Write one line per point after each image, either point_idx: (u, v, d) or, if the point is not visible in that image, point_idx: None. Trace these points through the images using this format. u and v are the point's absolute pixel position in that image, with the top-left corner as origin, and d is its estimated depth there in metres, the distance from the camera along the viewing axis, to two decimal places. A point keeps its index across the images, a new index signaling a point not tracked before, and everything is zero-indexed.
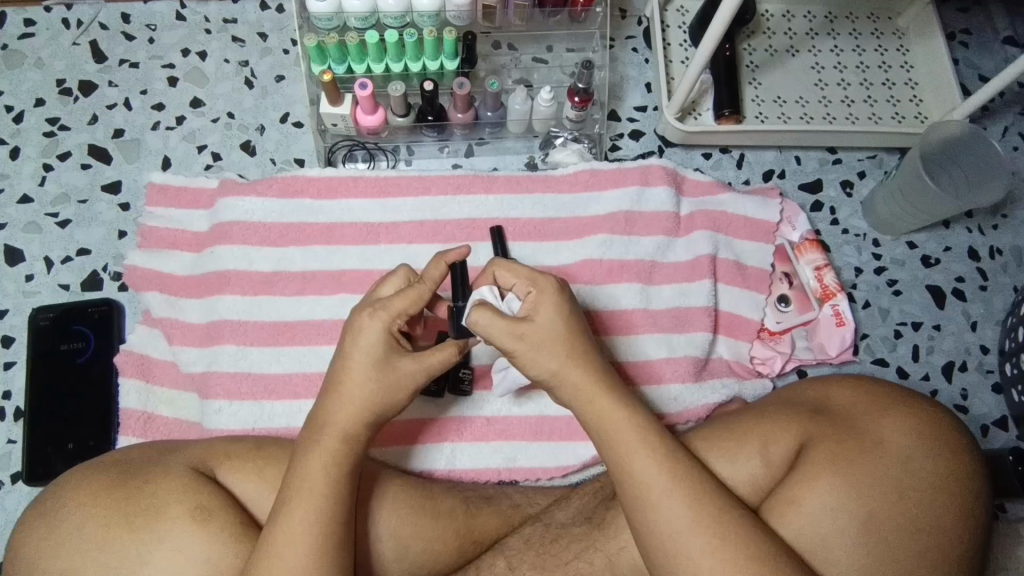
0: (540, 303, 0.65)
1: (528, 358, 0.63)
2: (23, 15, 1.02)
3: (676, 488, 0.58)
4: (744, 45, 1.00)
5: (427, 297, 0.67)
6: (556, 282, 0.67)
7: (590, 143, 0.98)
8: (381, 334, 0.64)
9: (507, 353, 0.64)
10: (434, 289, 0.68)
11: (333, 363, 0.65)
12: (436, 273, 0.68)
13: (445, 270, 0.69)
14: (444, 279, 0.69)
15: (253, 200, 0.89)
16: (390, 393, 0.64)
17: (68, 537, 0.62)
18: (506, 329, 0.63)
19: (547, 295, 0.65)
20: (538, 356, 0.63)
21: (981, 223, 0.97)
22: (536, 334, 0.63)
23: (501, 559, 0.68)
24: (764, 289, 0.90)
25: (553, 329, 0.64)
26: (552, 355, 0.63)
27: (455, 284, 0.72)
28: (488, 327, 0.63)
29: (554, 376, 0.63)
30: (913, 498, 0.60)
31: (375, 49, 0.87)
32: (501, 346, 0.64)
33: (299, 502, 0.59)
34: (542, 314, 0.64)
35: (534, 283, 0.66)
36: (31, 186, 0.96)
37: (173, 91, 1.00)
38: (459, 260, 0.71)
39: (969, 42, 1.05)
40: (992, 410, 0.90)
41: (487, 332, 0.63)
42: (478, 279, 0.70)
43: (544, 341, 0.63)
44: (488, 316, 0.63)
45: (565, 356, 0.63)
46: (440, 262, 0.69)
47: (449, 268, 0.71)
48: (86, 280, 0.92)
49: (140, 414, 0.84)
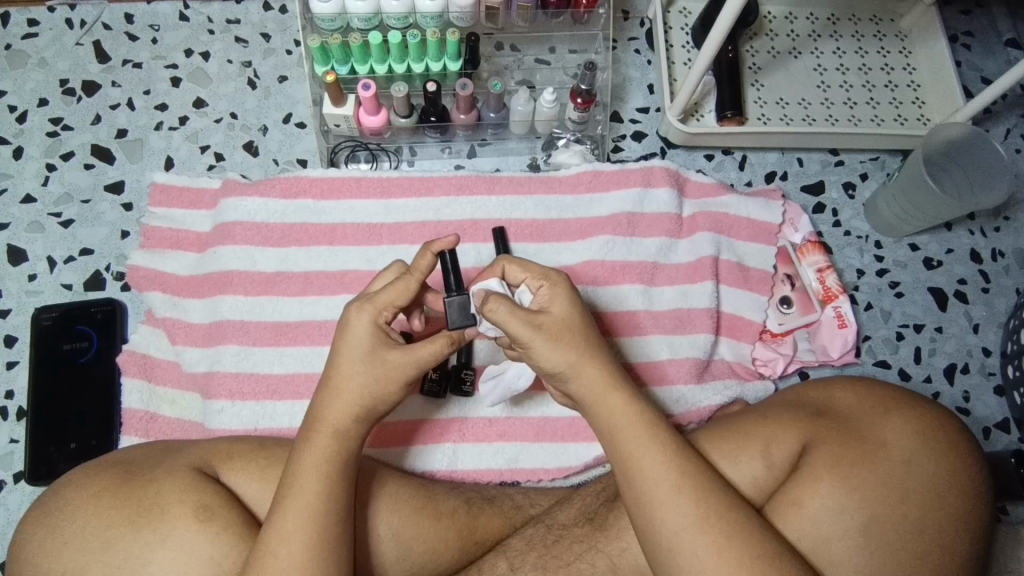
0: (553, 298, 0.66)
1: (543, 350, 0.62)
2: (27, 15, 1.02)
3: (682, 486, 0.58)
4: (747, 47, 1.00)
5: (416, 288, 0.66)
6: (567, 279, 0.68)
7: (592, 144, 0.98)
8: (369, 327, 0.64)
9: (523, 343, 0.63)
10: (422, 280, 0.68)
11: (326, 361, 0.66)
12: (423, 263, 0.68)
13: (433, 260, 0.68)
14: (432, 270, 0.68)
15: (255, 200, 0.89)
16: (384, 386, 0.64)
17: (70, 536, 0.62)
18: (525, 318, 0.62)
19: (559, 290, 0.66)
20: (555, 346, 0.62)
21: (983, 225, 0.97)
22: (553, 325, 0.63)
23: (503, 560, 0.68)
24: (765, 290, 0.90)
25: (568, 323, 0.64)
26: (566, 349, 0.62)
27: (446, 274, 0.70)
28: (507, 316, 0.62)
29: (570, 368, 0.62)
30: (915, 499, 0.60)
31: (378, 50, 0.87)
32: (517, 337, 0.62)
33: (293, 502, 0.59)
34: (555, 306, 0.65)
35: (546, 278, 0.67)
36: (34, 186, 0.96)
37: (176, 91, 1.00)
38: (448, 250, 0.70)
39: (972, 44, 1.05)
40: (994, 412, 0.90)
41: (505, 322, 0.62)
42: (478, 292, 0.67)
43: (562, 332, 0.63)
44: (506, 307, 0.62)
45: (575, 351, 0.63)
46: (427, 252, 0.68)
47: (436, 258, 0.69)
48: (89, 280, 0.92)
49: (143, 414, 0.84)
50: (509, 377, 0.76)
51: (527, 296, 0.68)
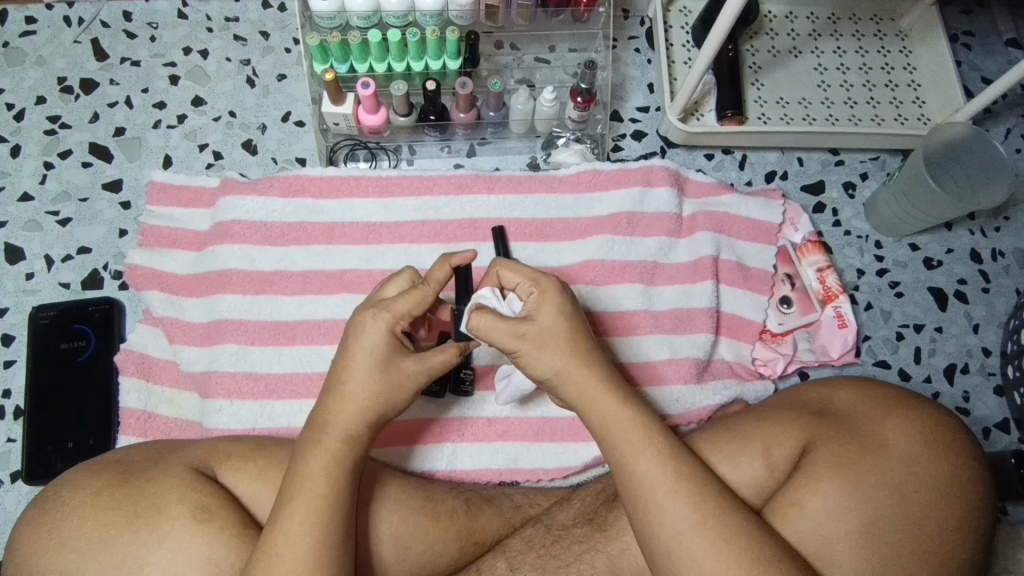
0: (542, 303, 0.65)
1: (532, 357, 0.63)
2: (24, 13, 1.02)
3: (680, 489, 0.58)
4: (747, 45, 1.00)
5: (431, 300, 0.67)
6: (558, 280, 0.68)
7: (592, 143, 0.98)
8: (383, 335, 0.64)
9: (510, 353, 0.64)
10: (438, 291, 0.68)
11: (334, 364, 0.65)
12: (439, 274, 0.68)
13: (450, 272, 0.68)
14: (449, 281, 0.68)
15: (254, 199, 0.89)
16: (391, 393, 0.64)
17: (67, 536, 0.62)
18: (507, 330, 0.63)
19: (550, 294, 0.66)
20: (541, 354, 0.63)
21: (983, 225, 0.97)
22: (538, 334, 0.63)
23: (502, 560, 0.68)
24: (765, 290, 0.90)
25: (555, 328, 0.64)
26: (554, 354, 0.63)
27: (461, 286, 0.75)
28: (490, 329, 0.63)
29: (559, 375, 0.63)
30: (915, 500, 0.60)
31: (377, 48, 0.87)
32: (502, 347, 0.64)
33: (297, 504, 0.58)
34: (543, 313, 0.65)
35: (536, 283, 0.67)
36: (31, 184, 0.96)
37: (174, 89, 1.00)
38: (463, 263, 0.70)
39: (972, 44, 1.05)
40: (994, 413, 0.90)
41: (488, 336, 0.63)
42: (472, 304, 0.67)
43: (551, 338, 0.63)
44: (489, 319, 0.63)
45: (566, 355, 0.63)
46: (445, 264, 0.68)
47: (453, 271, 0.70)
48: (86, 279, 0.92)
49: (140, 413, 0.84)
50: (517, 379, 0.76)
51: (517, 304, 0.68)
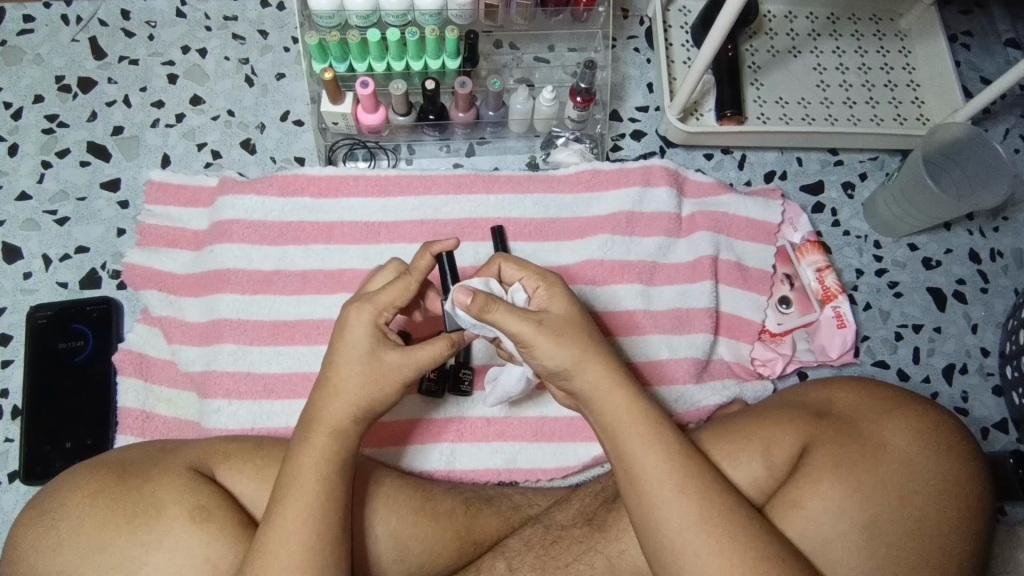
0: (551, 298, 0.66)
1: (546, 347, 0.62)
2: (22, 11, 1.01)
3: (685, 486, 0.58)
4: (746, 45, 1.00)
5: (415, 288, 0.66)
6: (562, 279, 0.68)
7: (591, 143, 0.98)
8: (367, 326, 0.64)
9: (522, 341, 0.62)
10: (421, 280, 0.67)
11: (322, 362, 0.65)
12: (422, 263, 0.67)
13: (432, 261, 0.67)
14: (431, 270, 0.68)
15: (252, 198, 0.89)
16: (375, 386, 0.63)
17: (65, 537, 0.62)
18: (526, 316, 0.62)
19: (557, 289, 0.66)
20: (560, 344, 0.62)
21: (982, 225, 0.97)
22: (554, 322, 0.63)
23: (502, 560, 0.68)
24: (764, 290, 0.90)
25: (569, 318, 0.64)
26: (570, 346, 0.62)
27: (445, 276, 0.69)
28: (505, 316, 0.62)
29: (575, 365, 0.62)
30: (914, 501, 0.60)
31: (376, 47, 0.87)
32: (518, 335, 0.62)
33: (290, 502, 0.58)
34: (555, 305, 0.65)
35: (543, 279, 0.67)
36: (29, 183, 0.95)
37: (172, 88, 1.00)
38: (446, 253, 0.69)
39: (971, 44, 1.05)
40: (992, 413, 0.90)
41: (504, 321, 0.62)
42: (464, 289, 0.64)
43: (563, 329, 0.63)
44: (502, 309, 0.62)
45: (580, 348, 0.62)
46: (426, 253, 0.67)
47: (435, 259, 0.69)
48: (84, 278, 0.92)
49: (139, 413, 0.84)
50: (504, 381, 0.76)
51: (523, 296, 0.68)
